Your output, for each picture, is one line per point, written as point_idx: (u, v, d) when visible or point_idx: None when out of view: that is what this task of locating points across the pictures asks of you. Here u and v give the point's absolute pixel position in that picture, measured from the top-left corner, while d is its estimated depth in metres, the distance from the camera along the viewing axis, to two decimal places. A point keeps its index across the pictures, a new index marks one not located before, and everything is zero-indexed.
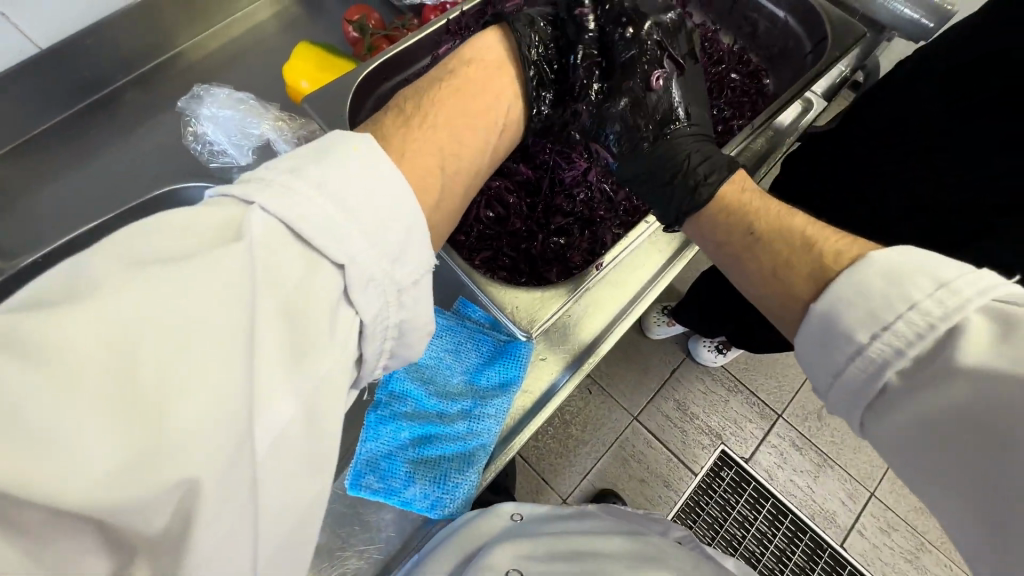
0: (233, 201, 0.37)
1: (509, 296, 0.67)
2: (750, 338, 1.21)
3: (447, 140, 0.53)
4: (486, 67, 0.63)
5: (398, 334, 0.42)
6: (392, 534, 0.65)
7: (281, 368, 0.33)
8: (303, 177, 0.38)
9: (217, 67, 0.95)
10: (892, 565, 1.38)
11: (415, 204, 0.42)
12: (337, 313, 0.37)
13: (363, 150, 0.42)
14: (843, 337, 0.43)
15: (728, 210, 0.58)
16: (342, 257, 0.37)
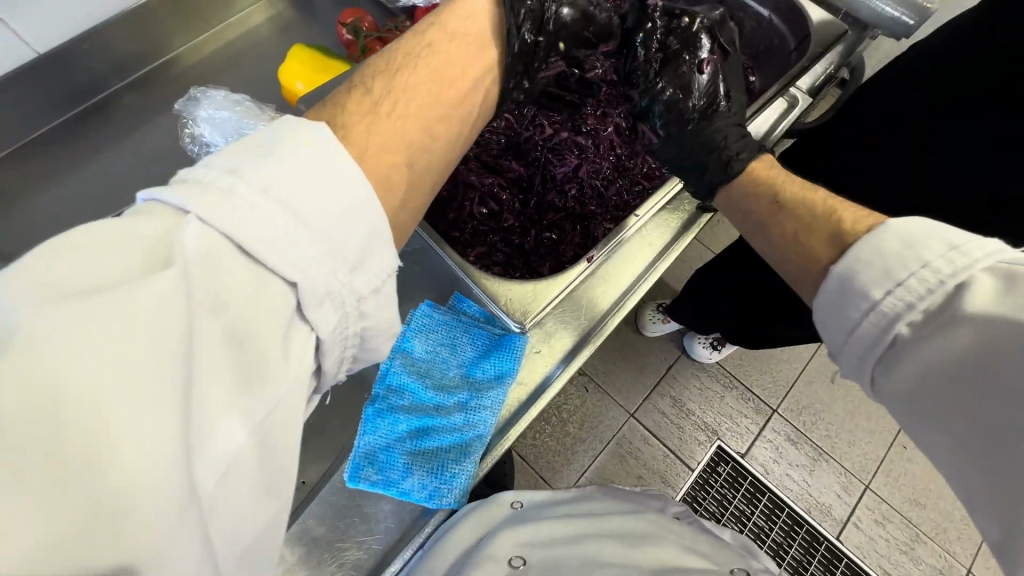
0: (169, 210, 0.34)
1: (503, 288, 0.69)
2: (743, 337, 1.25)
3: (409, 131, 0.46)
4: (452, 35, 0.54)
5: (360, 339, 0.41)
6: (391, 524, 0.66)
7: (231, 391, 0.32)
8: (246, 178, 0.35)
9: (212, 71, 0.96)
10: (888, 557, 1.40)
11: (375, 202, 0.39)
12: (289, 331, 0.35)
13: (315, 144, 0.38)
14: (858, 295, 0.44)
15: (755, 182, 0.60)
16: (293, 272, 0.35)
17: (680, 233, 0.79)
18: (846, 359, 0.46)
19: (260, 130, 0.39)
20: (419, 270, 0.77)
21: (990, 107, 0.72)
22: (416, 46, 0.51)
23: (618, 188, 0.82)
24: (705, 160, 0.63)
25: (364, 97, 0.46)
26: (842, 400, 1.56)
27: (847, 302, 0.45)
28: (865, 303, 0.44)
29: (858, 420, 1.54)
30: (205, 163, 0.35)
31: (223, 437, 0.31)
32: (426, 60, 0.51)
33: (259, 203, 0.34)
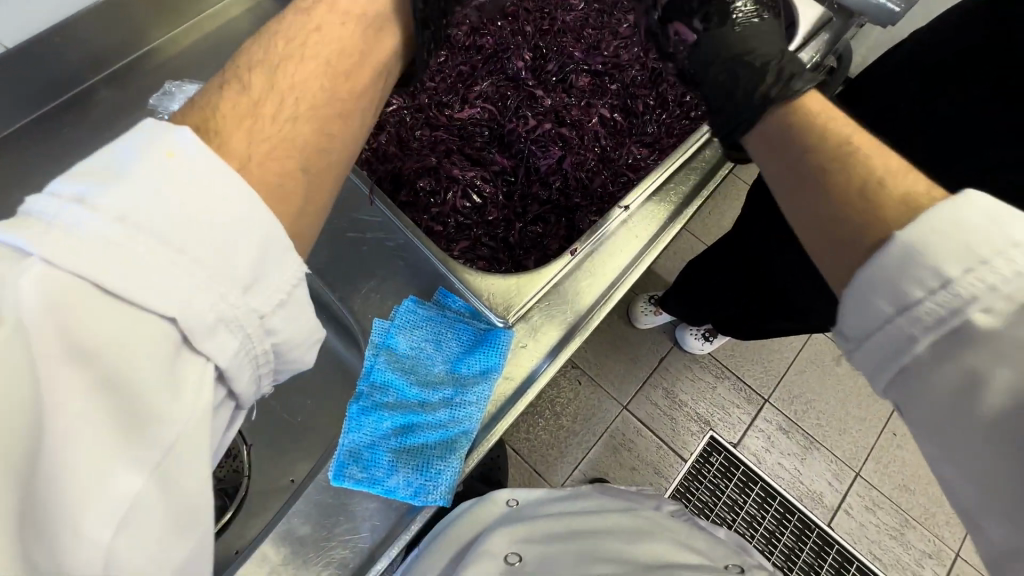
0: (4, 251, 0.28)
1: (486, 283, 0.71)
2: (737, 329, 1.25)
3: (290, 130, 0.40)
4: (343, 21, 0.47)
5: (274, 356, 0.36)
6: (377, 522, 0.65)
7: (102, 447, 0.28)
8: (101, 206, 0.30)
9: (190, 65, 0.94)
10: (879, 543, 1.41)
11: (265, 213, 0.35)
12: (172, 365, 0.31)
13: (179, 157, 0.33)
14: (928, 271, 0.36)
15: (803, 129, 0.49)
16: (174, 305, 0.30)
17: (667, 223, 0.78)
18: (863, 356, 0.41)
19: (110, 148, 0.34)
20: (403, 265, 0.76)
21: (986, 100, 0.72)
22: (298, 33, 0.45)
23: (603, 179, 0.82)
24: (739, 81, 0.54)
25: (238, 95, 0.40)
26: (833, 388, 1.57)
27: (903, 280, 0.37)
28: (923, 286, 0.37)
29: (848, 408, 1.55)
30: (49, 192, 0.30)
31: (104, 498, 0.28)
32: (307, 51, 0.44)
33: (125, 233, 0.30)
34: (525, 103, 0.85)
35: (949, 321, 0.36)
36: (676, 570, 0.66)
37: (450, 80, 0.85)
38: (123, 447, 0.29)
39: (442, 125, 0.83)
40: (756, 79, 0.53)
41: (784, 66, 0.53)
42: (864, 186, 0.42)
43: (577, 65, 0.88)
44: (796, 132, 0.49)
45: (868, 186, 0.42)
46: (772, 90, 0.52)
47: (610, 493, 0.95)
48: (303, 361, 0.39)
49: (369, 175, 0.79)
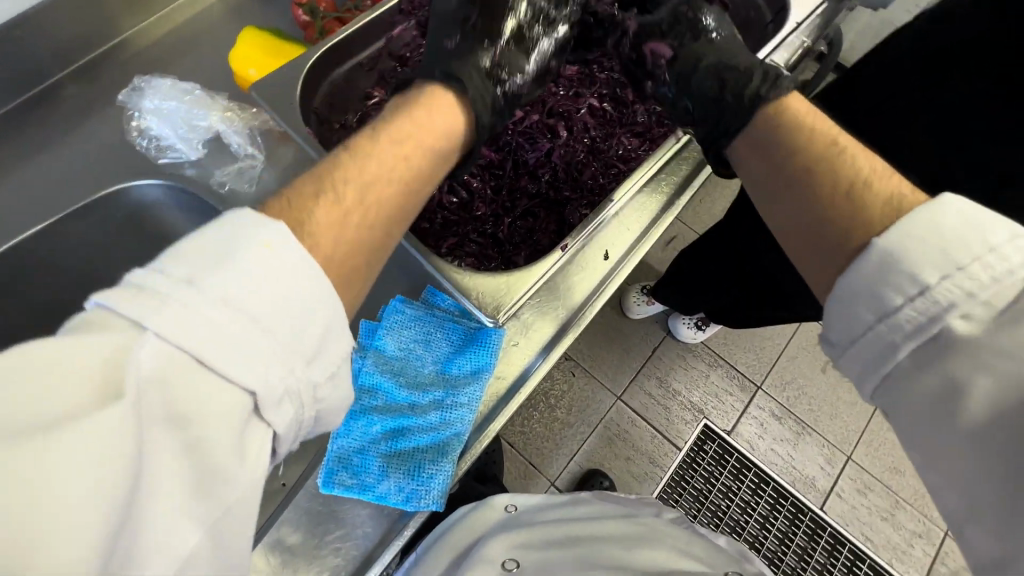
0: (120, 321, 0.33)
1: (473, 282, 0.64)
2: (719, 314, 1.27)
3: (367, 235, 0.47)
4: (423, 148, 0.55)
5: (315, 422, 0.41)
6: (369, 530, 0.64)
7: (182, 503, 0.32)
8: (202, 288, 0.35)
9: (163, 58, 0.90)
10: (870, 524, 1.43)
11: (334, 300, 0.40)
12: (246, 434, 0.35)
13: (274, 248, 0.38)
14: (905, 277, 0.39)
15: (790, 131, 0.53)
16: (253, 380, 0.35)
17: (658, 216, 0.77)
18: (850, 360, 0.42)
19: (204, 227, 0.38)
20: (393, 264, 0.74)
21: (989, 94, 0.70)
22: (388, 155, 0.52)
23: (592, 171, 0.80)
24: (727, 90, 0.61)
25: (335, 206, 0.45)
26: (824, 373, 1.58)
27: (883, 288, 0.40)
28: (901, 292, 0.39)
29: (839, 392, 1.56)
30: (159, 269, 0.35)
31: (176, 550, 0.32)
32: (393, 174, 0.51)
33: (215, 311, 0.34)
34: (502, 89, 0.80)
35: (928, 328, 0.38)
36: None
37: None
38: (196, 504, 0.33)
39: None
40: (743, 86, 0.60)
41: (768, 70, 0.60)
42: (851, 187, 0.46)
43: None
44: (782, 137, 0.53)
45: (855, 190, 0.46)
46: (762, 90, 0.58)
47: (612, 500, 0.92)
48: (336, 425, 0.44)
49: None
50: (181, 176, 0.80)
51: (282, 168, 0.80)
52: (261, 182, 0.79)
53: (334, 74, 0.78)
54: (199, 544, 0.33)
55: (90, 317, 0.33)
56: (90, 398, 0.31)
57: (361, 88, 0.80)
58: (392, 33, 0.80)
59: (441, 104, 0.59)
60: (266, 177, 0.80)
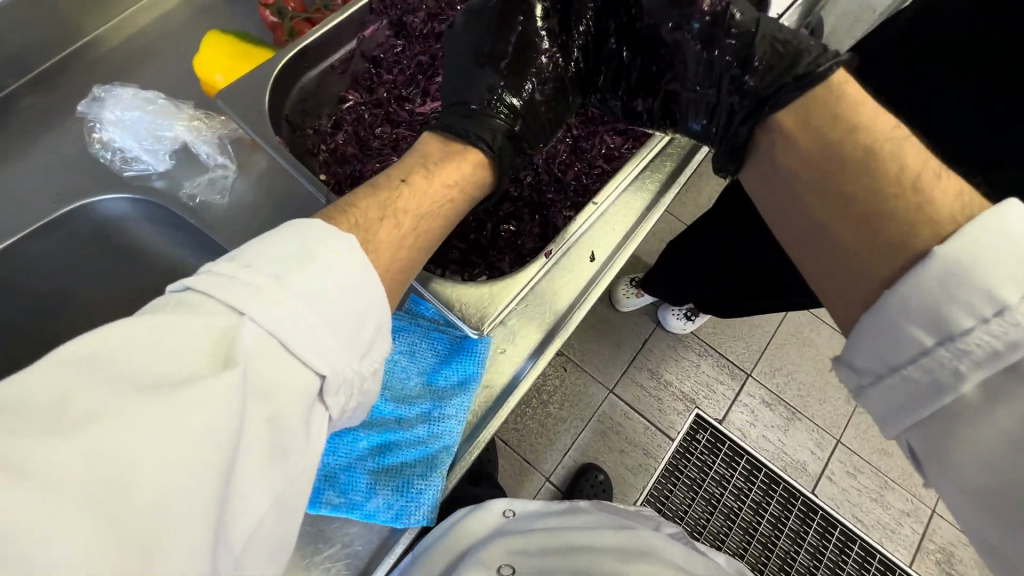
0: (218, 305, 0.38)
1: (457, 292, 0.62)
2: (705, 304, 1.28)
3: (414, 258, 0.52)
4: (467, 198, 0.59)
5: (355, 411, 0.45)
6: (360, 547, 0.62)
7: (263, 466, 0.36)
8: (284, 284, 0.40)
9: (127, 64, 0.87)
10: (861, 506, 1.44)
11: (386, 307, 0.45)
12: (312, 413, 0.40)
13: (345, 255, 0.43)
14: (976, 294, 0.37)
15: (852, 103, 0.50)
16: (324, 367, 0.40)
17: (644, 214, 0.76)
18: (885, 390, 0.42)
19: (282, 229, 0.44)
20: None
21: (982, 90, 0.69)
22: (439, 194, 0.56)
23: (575, 172, 0.78)
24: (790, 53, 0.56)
25: (394, 231, 0.50)
26: (812, 358, 1.59)
27: (951, 306, 0.38)
28: (973, 314, 0.37)
29: (827, 376, 1.57)
30: (247, 263, 0.40)
31: (251, 509, 0.36)
32: (439, 212, 0.55)
33: (295, 305, 0.39)
34: None
35: (1005, 356, 0.36)
36: None
37: (409, 71, 0.80)
38: (271, 470, 0.37)
39: (403, 121, 0.78)
40: (808, 53, 0.55)
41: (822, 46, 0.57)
42: (915, 181, 0.44)
43: None
44: (838, 108, 0.50)
45: (922, 181, 0.44)
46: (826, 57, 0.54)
47: (610, 511, 0.93)
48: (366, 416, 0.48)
49: (327, 180, 0.72)
50: (148, 189, 0.78)
51: (254, 175, 0.77)
52: (234, 192, 0.76)
53: (304, 79, 0.75)
54: (267, 507, 0.37)
55: (187, 298, 0.38)
56: (198, 367, 0.35)
57: (334, 92, 0.78)
58: (364, 34, 0.78)
59: (480, 155, 0.59)
60: (239, 185, 0.77)
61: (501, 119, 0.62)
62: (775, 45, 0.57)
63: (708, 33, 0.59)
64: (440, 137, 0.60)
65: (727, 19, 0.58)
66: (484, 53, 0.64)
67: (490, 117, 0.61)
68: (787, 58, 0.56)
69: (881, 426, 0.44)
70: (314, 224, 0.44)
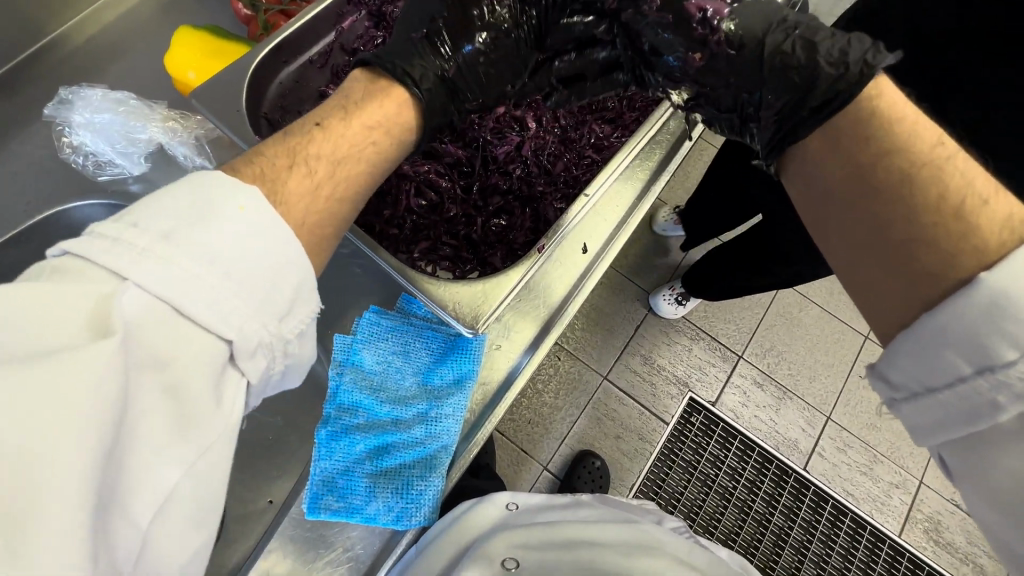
0: (101, 270, 0.34)
1: (451, 293, 0.60)
2: (703, 286, 1.28)
3: (335, 207, 0.48)
4: (394, 137, 0.53)
5: (281, 374, 0.42)
6: (361, 551, 0.62)
7: (163, 436, 0.34)
8: (176, 244, 0.36)
9: (97, 62, 0.83)
10: (852, 480, 1.47)
11: (305, 261, 0.42)
12: (221, 377, 0.37)
13: (249, 210, 0.40)
14: (1013, 323, 0.37)
15: (884, 122, 0.44)
16: (228, 330, 0.36)
17: (636, 202, 0.75)
18: (919, 406, 0.43)
19: (172, 185, 0.40)
20: (362, 272, 0.74)
21: (976, 82, 0.71)
22: (357, 137, 0.51)
23: (565, 163, 0.77)
24: (809, 73, 0.48)
25: (306, 179, 0.47)
26: (801, 338, 1.61)
27: (993, 338, 0.38)
28: (1013, 346, 0.37)
29: (817, 355, 1.59)
30: (136, 223, 0.36)
31: (155, 479, 0.33)
32: (361, 155, 0.51)
33: (191, 265, 0.36)
34: None
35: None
36: None
37: None
38: (174, 440, 0.34)
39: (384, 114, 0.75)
40: (831, 69, 0.47)
41: (849, 53, 0.48)
42: (957, 212, 0.40)
43: None
44: (871, 128, 0.44)
45: (967, 209, 0.40)
46: (855, 78, 0.46)
47: (612, 505, 0.94)
48: (298, 383, 0.46)
49: None
50: (123, 193, 0.75)
51: None
52: None
53: (282, 75, 0.73)
54: (177, 480, 0.34)
55: (65, 264, 0.35)
56: (77, 335, 0.32)
57: (314, 87, 0.75)
58: (342, 27, 0.76)
59: (406, 93, 0.54)
60: None
61: (436, 60, 0.56)
62: (791, 62, 0.49)
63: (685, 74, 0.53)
64: (365, 77, 0.55)
65: (724, 61, 0.51)
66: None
67: (432, 56, 0.56)
68: (801, 82, 0.48)
69: (917, 437, 0.45)
70: (207, 173, 0.41)
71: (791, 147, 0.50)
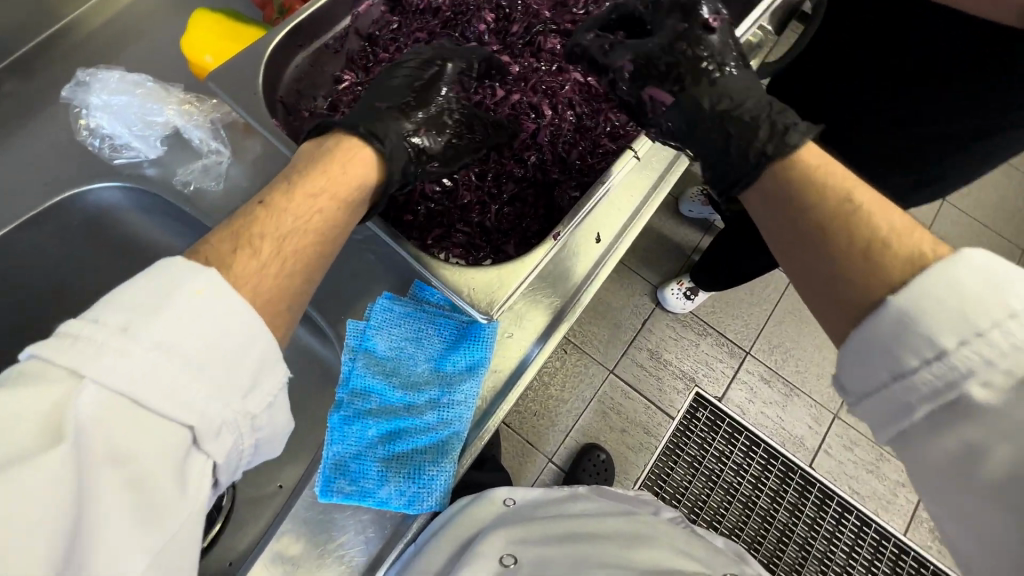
0: (59, 370, 0.36)
1: (465, 277, 0.59)
2: (710, 279, 1.35)
3: (285, 283, 0.48)
4: (341, 198, 0.54)
5: (253, 449, 0.44)
6: (371, 535, 0.63)
7: (129, 529, 0.36)
8: (135, 335, 0.38)
9: (115, 46, 0.84)
10: (857, 478, 1.46)
11: (267, 338, 0.44)
12: (185, 462, 0.39)
13: (206, 295, 0.41)
14: (923, 340, 0.40)
15: (801, 185, 0.51)
16: (189, 417, 0.39)
17: (648, 195, 0.75)
18: (866, 409, 0.44)
19: (134, 278, 0.41)
20: (375, 258, 0.74)
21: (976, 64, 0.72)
22: (302, 208, 0.51)
23: (580, 150, 0.76)
24: (731, 139, 0.58)
25: (252, 260, 0.46)
26: (809, 335, 1.60)
27: (898, 349, 0.41)
28: (918, 355, 0.40)
29: (825, 352, 1.58)
30: (96, 318, 0.38)
31: (124, 569, 0.35)
32: (309, 226, 0.51)
33: (152, 359, 0.38)
34: (492, 71, 0.77)
35: (945, 393, 0.39)
36: None
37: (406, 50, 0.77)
38: (141, 529, 0.36)
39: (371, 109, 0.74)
40: (749, 135, 0.57)
41: (775, 121, 0.57)
42: (867, 249, 0.45)
43: (545, 25, 0.80)
44: (801, 198, 0.51)
45: (872, 250, 0.45)
46: (768, 147, 0.55)
47: (610, 496, 0.95)
48: (273, 451, 0.48)
49: None
50: (138, 177, 0.75)
51: (250, 162, 0.76)
52: (230, 178, 0.75)
53: (298, 59, 0.72)
54: (144, 565, 0.36)
55: (28, 367, 0.36)
56: (33, 440, 0.34)
57: (329, 73, 0.75)
58: (357, 11, 0.75)
59: (366, 151, 0.57)
60: (235, 172, 0.75)
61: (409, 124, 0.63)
62: (724, 127, 0.59)
63: (675, 68, 0.61)
64: (302, 152, 0.58)
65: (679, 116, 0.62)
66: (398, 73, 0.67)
67: (397, 120, 0.62)
68: (724, 144, 0.59)
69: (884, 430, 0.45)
70: (165, 263, 0.42)
71: (741, 198, 0.58)
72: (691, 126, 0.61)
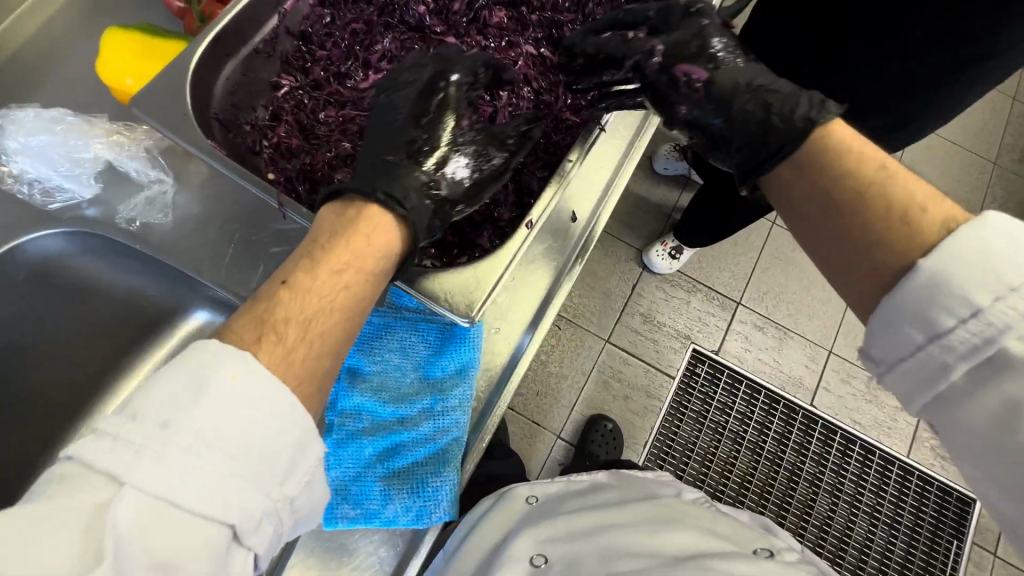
0: (99, 475, 0.36)
1: (442, 281, 0.56)
2: (691, 235, 1.35)
3: (314, 366, 0.46)
4: (368, 272, 0.51)
5: (290, 530, 0.43)
6: (386, 554, 0.61)
7: None
8: (173, 431, 0.37)
9: (29, 80, 0.77)
10: (858, 409, 1.49)
11: (303, 419, 0.42)
12: (229, 557, 0.38)
13: (241, 381, 0.40)
14: (958, 300, 0.40)
15: (831, 157, 0.51)
16: (229, 512, 0.37)
17: (621, 164, 0.72)
18: (898, 374, 0.45)
19: (164, 366, 0.41)
20: None
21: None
22: (328, 285, 0.48)
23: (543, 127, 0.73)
24: (771, 109, 0.55)
25: (277, 347, 0.44)
26: (797, 278, 1.60)
27: (933, 309, 0.42)
28: (954, 315, 0.41)
29: (815, 291, 1.59)
30: (134, 415, 0.38)
31: None
32: (336, 304, 0.48)
33: (189, 457, 0.37)
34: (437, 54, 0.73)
35: (982, 350, 0.40)
36: (704, 562, 0.66)
37: (344, 44, 0.74)
38: None
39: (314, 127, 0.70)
40: (790, 104, 0.55)
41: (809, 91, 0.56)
42: (904, 215, 0.45)
43: None
44: (831, 166, 0.50)
45: (908, 215, 0.45)
46: (813, 112, 0.53)
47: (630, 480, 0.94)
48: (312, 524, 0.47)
49: (276, 178, 0.66)
50: (78, 220, 0.70)
51: (199, 188, 0.72)
52: (178, 207, 0.71)
53: (227, 69, 0.67)
54: None
55: (69, 472, 0.36)
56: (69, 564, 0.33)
57: (265, 78, 0.70)
58: (285, 8, 0.71)
59: (390, 217, 0.53)
60: (183, 200, 0.71)
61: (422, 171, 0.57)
62: (761, 98, 0.56)
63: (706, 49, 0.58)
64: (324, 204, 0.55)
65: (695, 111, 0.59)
66: (406, 111, 0.61)
67: (410, 169, 0.56)
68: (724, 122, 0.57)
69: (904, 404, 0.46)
70: (201, 346, 0.41)
71: (766, 175, 0.57)
72: (724, 105, 0.57)
